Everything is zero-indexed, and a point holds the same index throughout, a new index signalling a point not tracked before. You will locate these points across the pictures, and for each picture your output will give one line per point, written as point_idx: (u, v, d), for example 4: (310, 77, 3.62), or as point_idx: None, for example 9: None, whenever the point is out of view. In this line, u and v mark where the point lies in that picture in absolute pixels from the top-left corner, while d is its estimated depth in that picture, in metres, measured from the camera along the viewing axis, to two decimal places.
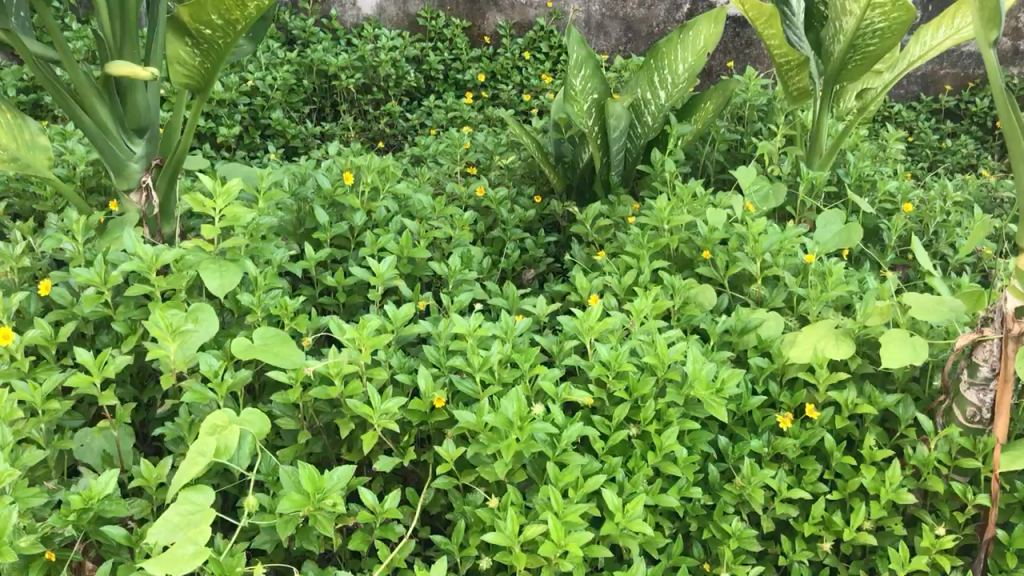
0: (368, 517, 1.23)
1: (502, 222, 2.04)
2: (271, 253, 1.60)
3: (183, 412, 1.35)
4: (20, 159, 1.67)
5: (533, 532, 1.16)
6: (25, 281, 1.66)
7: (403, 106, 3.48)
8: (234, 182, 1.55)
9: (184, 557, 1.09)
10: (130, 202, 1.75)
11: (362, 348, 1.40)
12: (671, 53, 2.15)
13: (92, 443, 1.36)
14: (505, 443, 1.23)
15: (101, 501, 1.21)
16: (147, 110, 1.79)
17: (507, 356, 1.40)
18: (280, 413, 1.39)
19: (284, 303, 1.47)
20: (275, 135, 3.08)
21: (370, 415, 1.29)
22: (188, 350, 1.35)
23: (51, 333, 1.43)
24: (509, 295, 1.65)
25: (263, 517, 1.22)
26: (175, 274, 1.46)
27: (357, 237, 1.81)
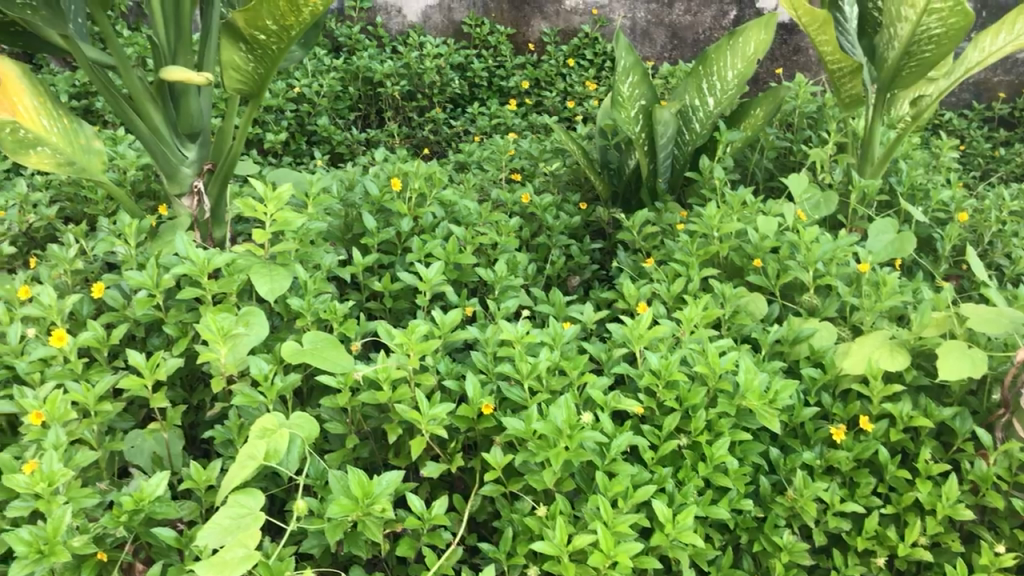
0: (416, 523, 1.23)
1: (548, 228, 2.02)
2: (320, 258, 1.61)
3: (232, 415, 1.35)
4: (75, 163, 1.69)
5: (582, 543, 1.15)
6: (78, 284, 1.68)
7: (447, 113, 3.47)
8: (286, 188, 1.58)
9: (234, 561, 1.10)
10: (181, 207, 1.76)
11: (411, 353, 1.39)
12: (721, 59, 2.11)
13: (143, 445, 1.37)
14: (554, 451, 1.23)
15: (152, 503, 1.23)
16: (199, 115, 1.81)
17: (556, 363, 1.39)
18: (329, 417, 1.39)
19: (334, 308, 1.48)
20: (322, 141, 3.10)
21: (418, 420, 1.29)
22: (238, 354, 1.37)
23: (104, 335, 1.45)
24: (556, 302, 1.63)
25: (312, 521, 1.23)
26: (226, 278, 1.47)
27: (405, 243, 1.80)
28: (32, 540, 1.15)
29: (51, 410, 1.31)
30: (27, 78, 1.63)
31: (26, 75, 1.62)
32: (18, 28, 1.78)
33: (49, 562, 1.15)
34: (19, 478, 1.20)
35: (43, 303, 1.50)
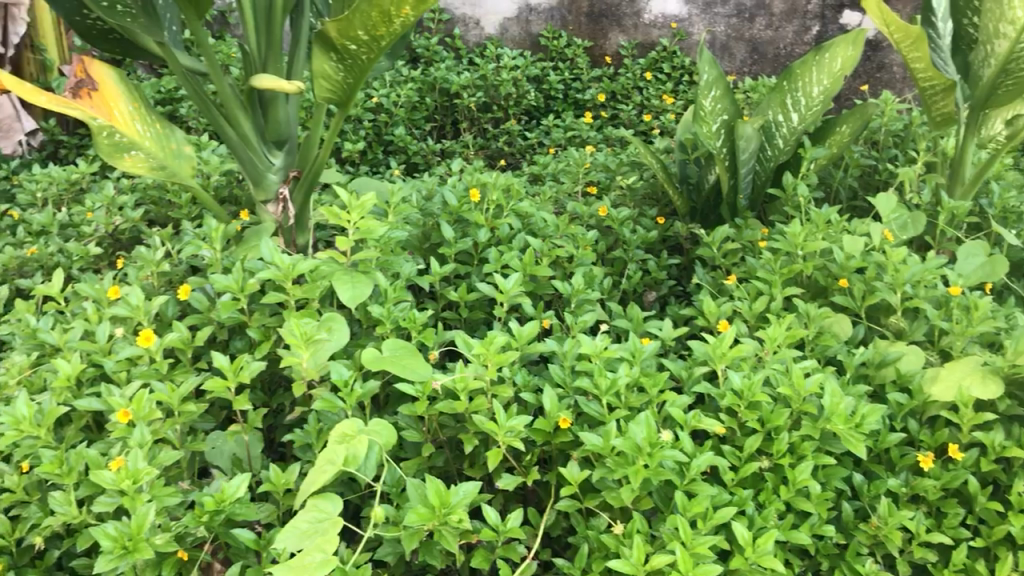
0: (491, 535, 1.23)
1: (625, 241, 2.00)
2: (400, 267, 1.62)
3: (312, 419, 1.37)
4: (167, 168, 1.73)
5: (660, 562, 1.14)
6: (163, 286, 1.72)
7: (522, 125, 3.47)
8: (369, 196, 1.61)
9: (311, 565, 1.11)
10: (267, 214, 1.80)
11: (489, 364, 1.39)
12: (806, 75, 2.09)
13: (223, 447, 1.40)
14: (633, 468, 1.21)
15: (232, 505, 1.25)
16: (287, 123, 1.83)
17: (635, 380, 1.37)
18: (406, 425, 1.39)
19: (413, 316, 1.50)
20: (398, 151, 3.13)
21: (495, 432, 1.29)
22: (319, 359, 1.39)
23: (189, 337, 1.48)
24: (634, 317, 1.62)
25: (388, 529, 1.23)
26: (309, 284, 1.49)
27: (481, 254, 1.80)
28: (117, 536, 1.18)
29: (137, 409, 1.34)
30: (125, 83, 1.69)
31: (124, 80, 1.70)
32: (116, 35, 1.83)
33: (133, 558, 1.18)
34: (106, 474, 1.24)
35: (131, 304, 1.54)
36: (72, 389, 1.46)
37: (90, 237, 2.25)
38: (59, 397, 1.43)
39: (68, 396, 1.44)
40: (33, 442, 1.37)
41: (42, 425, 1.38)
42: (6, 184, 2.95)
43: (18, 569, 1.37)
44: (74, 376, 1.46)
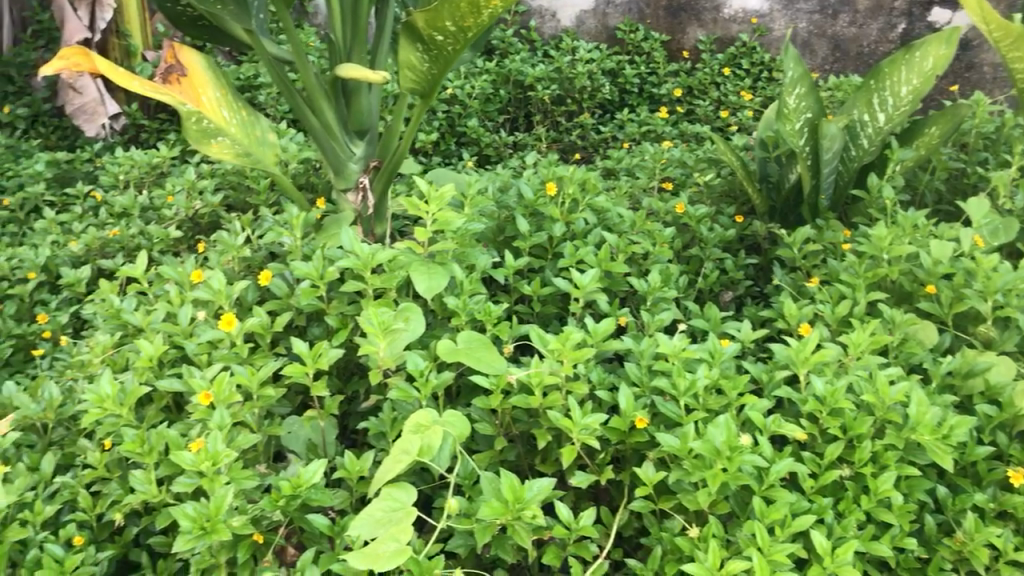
0: (563, 533, 1.23)
1: (701, 240, 1.97)
2: (475, 259, 1.61)
3: (386, 408, 1.38)
4: (251, 155, 1.75)
5: (736, 568, 1.12)
6: (243, 271, 1.75)
7: (596, 119, 3.45)
8: (448, 188, 1.62)
9: (386, 554, 1.12)
10: (346, 201, 1.83)
11: (565, 360, 1.38)
12: (895, 74, 2.05)
13: (299, 432, 1.42)
14: (711, 472, 1.20)
15: (308, 490, 1.26)
16: (369, 113, 1.84)
17: (714, 381, 1.35)
18: (479, 418, 1.39)
19: (489, 309, 1.49)
20: (470, 142, 3.14)
21: (570, 429, 1.28)
22: (395, 349, 1.40)
23: (268, 322, 1.50)
24: (712, 318, 1.59)
25: (461, 521, 1.23)
26: (387, 274, 1.51)
27: (556, 248, 1.78)
28: (196, 516, 1.21)
29: (218, 392, 1.36)
30: (213, 70, 1.72)
31: (212, 67, 1.71)
32: (205, 22, 1.86)
33: (211, 539, 1.20)
34: (186, 455, 1.26)
35: (212, 288, 1.57)
36: (154, 369, 1.49)
37: (170, 220, 2.31)
38: (141, 377, 1.47)
39: (150, 376, 1.47)
40: (115, 420, 1.40)
41: (124, 404, 1.42)
42: (90, 166, 3.03)
43: (98, 543, 1.41)
44: (156, 357, 1.50)
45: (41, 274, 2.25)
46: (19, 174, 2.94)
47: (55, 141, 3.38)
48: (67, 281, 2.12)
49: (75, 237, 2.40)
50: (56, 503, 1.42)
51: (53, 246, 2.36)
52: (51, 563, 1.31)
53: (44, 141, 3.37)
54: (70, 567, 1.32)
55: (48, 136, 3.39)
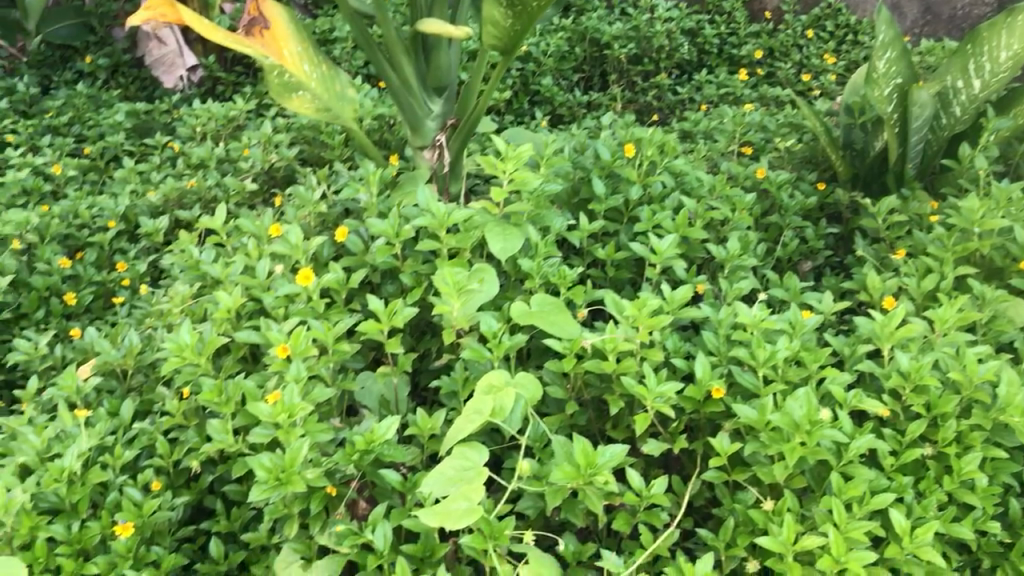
0: (634, 500, 1.22)
1: (782, 207, 1.93)
2: (551, 221, 1.59)
3: (459, 367, 1.38)
4: (331, 110, 1.76)
5: (811, 544, 1.11)
6: (320, 227, 1.76)
7: (672, 79, 3.38)
8: (525, 147, 1.60)
9: (457, 513, 1.12)
10: (422, 159, 1.82)
11: (641, 327, 1.36)
12: (994, 38, 1.95)
13: (372, 387, 1.43)
14: (789, 446, 1.18)
15: (381, 445, 1.28)
16: (449, 69, 1.82)
17: (794, 353, 1.32)
18: (551, 381, 1.38)
19: (563, 272, 1.48)
20: (544, 101, 3.11)
21: (644, 396, 1.27)
22: (469, 309, 1.40)
23: (343, 279, 1.51)
24: (791, 288, 1.56)
25: (532, 483, 1.23)
26: (463, 233, 1.51)
27: (632, 211, 1.75)
28: (272, 468, 1.23)
29: (295, 344, 1.38)
30: (295, 24, 1.71)
31: (293, 20, 1.70)
32: None
33: (285, 490, 1.23)
34: (264, 406, 1.28)
35: (290, 242, 1.59)
36: (232, 321, 1.52)
37: (246, 172, 2.35)
38: (219, 328, 1.50)
39: (228, 327, 1.50)
40: (193, 369, 1.43)
41: (202, 354, 1.44)
42: (168, 116, 3.07)
43: (174, 489, 1.45)
44: (234, 309, 1.52)
45: (121, 223, 2.30)
46: (100, 123, 2.99)
47: (134, 92, 3.40)
48: (146, 231, 2.17)
49: (153, 187, 2.45)
50: (135, 448, 1.46)
51: (132, 195, 2.40)
52: (130, 506, 1.35)
53: (123, 90, 3.41)
54: (148, 511, 1.36)
55: (127, 87, 3.42)
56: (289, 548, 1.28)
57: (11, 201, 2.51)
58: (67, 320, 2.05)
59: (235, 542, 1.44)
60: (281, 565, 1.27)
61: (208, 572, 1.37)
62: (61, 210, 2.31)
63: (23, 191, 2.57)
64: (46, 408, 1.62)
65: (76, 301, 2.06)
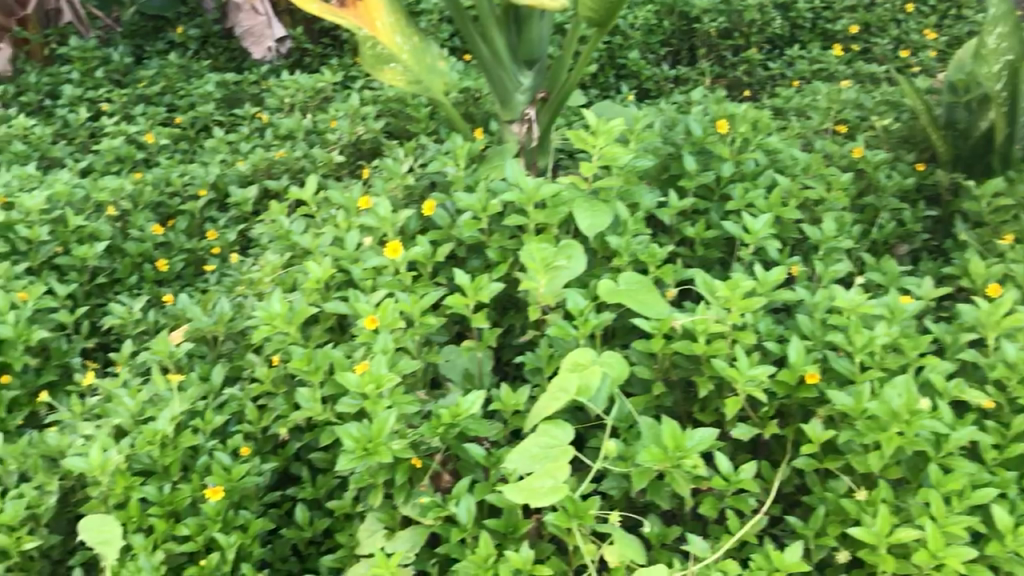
0: (721, 484, 1.20)
1: (878, 188, 1.87)
2: (640, 198, 1.57)
3: (544, 344, 1.38)
4: (422, 83, 1.75)
5: (907, 537, 1.07)
6: (408, 200, 1.78)
7: (764, 54, 3.28)
8: (617, 122, 1.57)
9: (541, 491, 1.11)
10: (511, 133, 1.80)
11: (733, 308, 1.33)
12: None
13: (456, 361, 1.43)
14: (885, 435, 1.14)
15: (466, 420, 1.28)
16: (540, 42, 1.79)
17: (893, 340, 1.28)
18: (638, 361, 1.36)
19: (653, 251, 1.45)
20: (630, 75, 3.07)
21: (735, 380, 1.24)
22: (555, 286, 1.38)
23: (430, 252, 1.52)
24: (889, 272, 1.51)
25: (617, 464, 1.22)
26: (551, 209, 1.49)
27: (724, 189, 1.71)
28: (359, 437, 1.25)
29: (383, 316, 1.39)
30: None
31: None
32: None
33: (372, 460, 1.24)
34: (352, 376, 1.30)
35: (378, 215, 1.62)
36: (321, 292, 1.54)
37: (334, 145, 2.39)
38: (308, 298, 1.52)
39: (317, 298, 1.52)
40: (283, 337, 1.47)
41: (292, 323, 1.47)
42: (257, 87, 3.11)
43: (262, 455, 1.47)
44: (323, 279, 1.54)
45: (211, 192, 2.34)
46: (190, 93, 3.04)
47: (224, 62, 3.46)
48: (236, 200, 2.23)
49: (242, 157, 2.48)
50: (225, 413, 1.49)
51: (222, 165, 2.45)
52: (220, 470, 1.38)
53: (213, 61, 3.47)
54: (237, 476, 1.38)
55: (217, 58, 3.48)
56: (373, 517, 1.31)
57: (106, 168, 2.57)
58: (159, 285, 2.10)
59: (320, 509, 1.46)
60: (365, 534, 1.31)
61: (294, 537, 1.40)
62: (154, 178, 2.36)
63: (117, 159, 2.63)
64: (140, 370, 1.66)
65: (168, 268, 2.11)
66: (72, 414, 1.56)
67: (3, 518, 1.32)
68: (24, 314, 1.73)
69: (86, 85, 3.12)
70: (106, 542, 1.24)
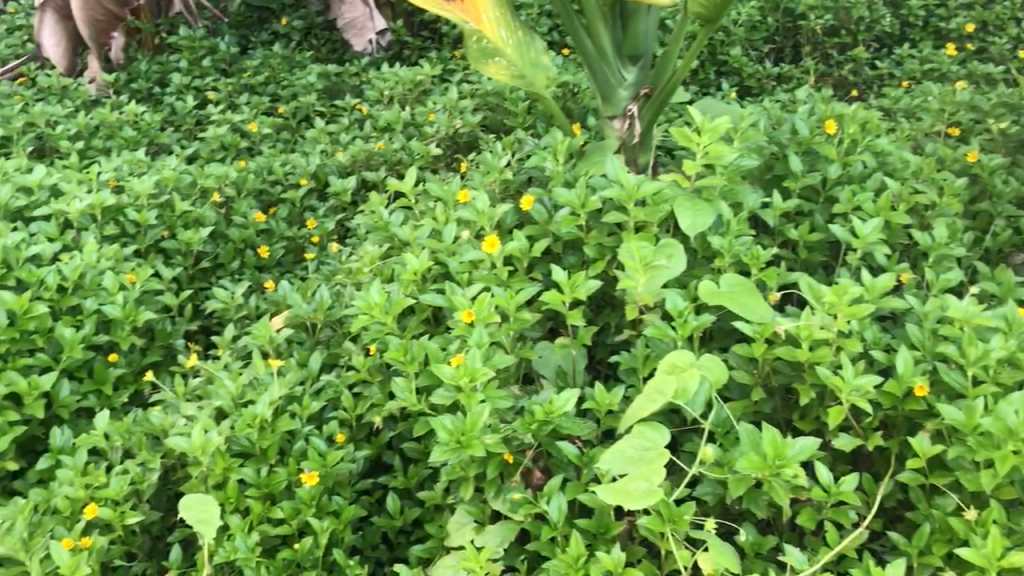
0: (821, 496, 1.16)
1: (994, 194, 1.80)
2: (743, 198, 1.54)
3: (640, 344, 1.36)
4: (526, 77, 1.74)
5: (1020, 562, 1.02)
6: (505, 193, 1.78)
7: (872, 53, 3.18)
8: (723, 119, 1.53)
9: (636, 493, 1.10)
10: (612, 129, 1.78)
11: (839, 315, 1.30)
12: None
13: (550, 357, 1.43)
14: (999, 454, 1.09)
15: (559, 418, 1.27)
16: (646, 37, 1.78)
17: (1010, 354, 1.22)
18: (736, 365, 1.33)
19: (756, 253, 1.42)
20: (731, 72, 3.02)
21: (839, 388, 1.20)
22: (654, 286, 1.35)
23: (526, 247, 1.52)
24: (1005, 283, 1.45)
25: (713, 470, 1.19)
26: (652, 206, 1.46)
27: (829, 191, 1.67)
28: (453, 430, 1.25)
29: (479, 309, 1.39)
30: None
31: None
32: None
33: (465, 453, 1.24)
34: (447, 368, 1.30)
35: (476, 209, 1.63)
36: (418, 283, 1.56)
37: (431, 137, 2.41)
38: (406, 289, 1.54)
39: (414, 289, 1.54)
40: (380, 327, 1.48)
41: (389, 313, 1.49)
42: (357, 79, 3.16)
43: (356, 442, 1.49)
44: (421, 271, 1.56)
45: (312, 181, 2.38)
46: (293, 83, 3.10)
47: (326, 54, 3.52)
48: (335, 189, 2.27)
49: (342, 147, 2.53)
50: (321, 399, 1.52)
51: (322, 154, 2.49)
52: (315, 456, 1.41)
53: (316, 52, 3.54)
54: (332, 462, 1.40)
55: (319, 49, 3.54)
56: (463, 510, 1.31)
57: (211, 155, 2.64)
58: (260, 271, 2.15)
59: (411, 499, 1.47)
60: (454, 526, 1.31)
61: (384, 525, 1.41)
62: (257, 166, 2.42)
63: (221, 146, 2.70)
64: (241, 354, 1.70)
65: (268, 254, 2.15)
66: (175, 394, 1.60)
67: (108, 493, 1.37)
68: (132, 295, 1.80)
69: (194, 74, 3.22)
70: (205, 521, 1.26)
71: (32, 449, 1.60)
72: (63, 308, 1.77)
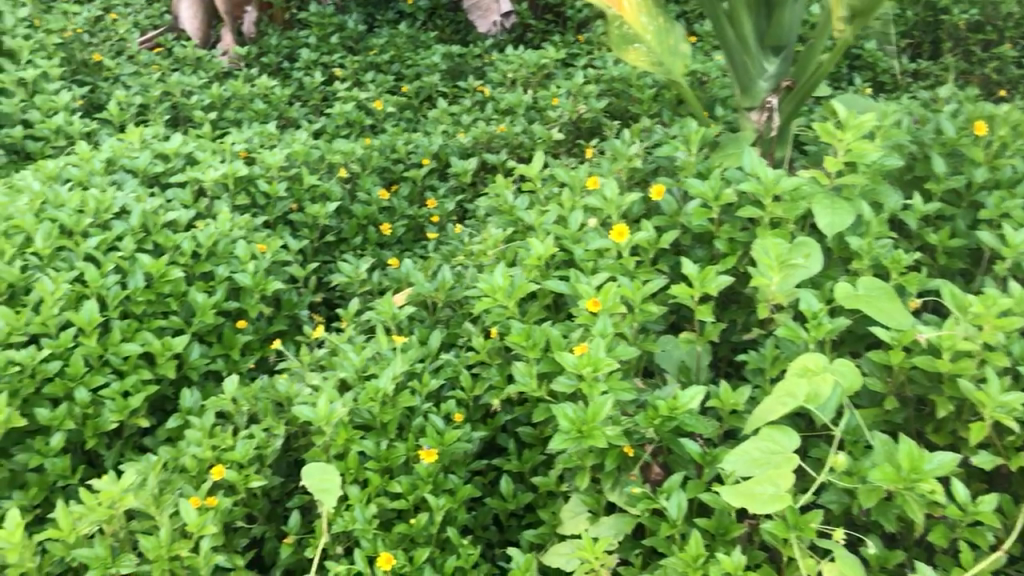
0: (957, 514, 1.11)
1: None
2: (884, 200, 1.49)
3: (769, 344, 1.32)
4: (664, 65, 1.72)
5: None
6: (633, 182, 1.76)
7: (1019, 50, 3.03)
8: (868, 116, 1.48)
9: (761, 497, 1.07)
10: (748, 121, 1.75)
11: (985, 326, 1.23)
12: None
13: (673, 352, 1.41)
14: None
15: (683, 414, 1.24)
16: (790, 27, 1.75)
17: None
18: (870, 372, 1.29)
19: (897, 257, 1.37)
20: (865, 67, 2.92)
21: (983, 404, 1.14)
22: (788, 285, 1.32)
23: (655, 238, 1.49)
24: None
25: (843, 479, 1.15)
26: (788, 203, 1.42)
27: (975, 195, 1.59)
28: (575, 419, 1.24)
29: (605, 299, 1.38)
30: None
31: None
32: None
33: (586, 443, 1.23)
34: (571, 356, 1.30)
35: (605, 197, 1.62)
36: (541, 269, 1.56)
37: (554, 122, 2.41)
38: (529, 274, 1.54)
39: (538, 275, 1.54)
40: (502, 311, 1.49)
41: (512, 297, 1.49)
42: (480, 61, 3.17)
43: (472, 423, 1.50)
44: (545, 257, 1.56)
45: (434, 161, 2.41)
46: (418, 63, 3.14)
47: (450, 34, 3.56)
48: (457, 170, 2.30)
49: (463, 129, 2.54)
50: (441, 378, 1.53)
51: (444, 135, 2.51)
52: (434, 433, 1.42)
53: (440, 32, 3.57)
54: (449, 441, 1.41)
55: (443, 29, 3.57)
56: (578, 499, 1.30)
57: (336, 130, 2.69)
58: (381, 248, 2.18)
59: (524, 483, 1.47)
60: (568, 514, 1.30)
61: (497, 507, 1.42)
62: (382, 143, 2.45)
63: (346, 123, 2.74)
64: (363, 328, 1.73)
65: (390, 232, 2.18)
66: (300, 363, 1.64)
67: (234, 455, 1.41)
68: (262, 264, 1.84)
69: (323, 50, 3.28)
70: (325, 490, 1.28)
71: (161, 408, 1.66)
72: (196, 273, 1.83)
